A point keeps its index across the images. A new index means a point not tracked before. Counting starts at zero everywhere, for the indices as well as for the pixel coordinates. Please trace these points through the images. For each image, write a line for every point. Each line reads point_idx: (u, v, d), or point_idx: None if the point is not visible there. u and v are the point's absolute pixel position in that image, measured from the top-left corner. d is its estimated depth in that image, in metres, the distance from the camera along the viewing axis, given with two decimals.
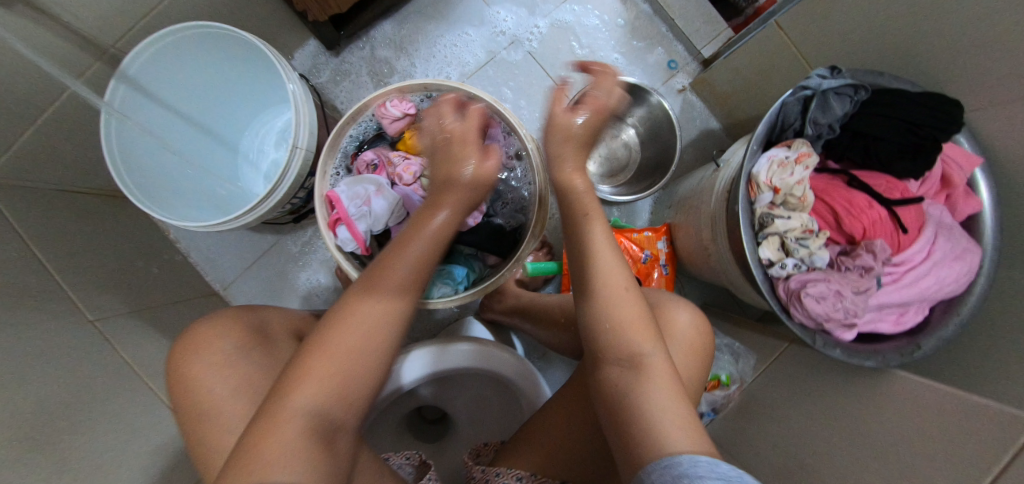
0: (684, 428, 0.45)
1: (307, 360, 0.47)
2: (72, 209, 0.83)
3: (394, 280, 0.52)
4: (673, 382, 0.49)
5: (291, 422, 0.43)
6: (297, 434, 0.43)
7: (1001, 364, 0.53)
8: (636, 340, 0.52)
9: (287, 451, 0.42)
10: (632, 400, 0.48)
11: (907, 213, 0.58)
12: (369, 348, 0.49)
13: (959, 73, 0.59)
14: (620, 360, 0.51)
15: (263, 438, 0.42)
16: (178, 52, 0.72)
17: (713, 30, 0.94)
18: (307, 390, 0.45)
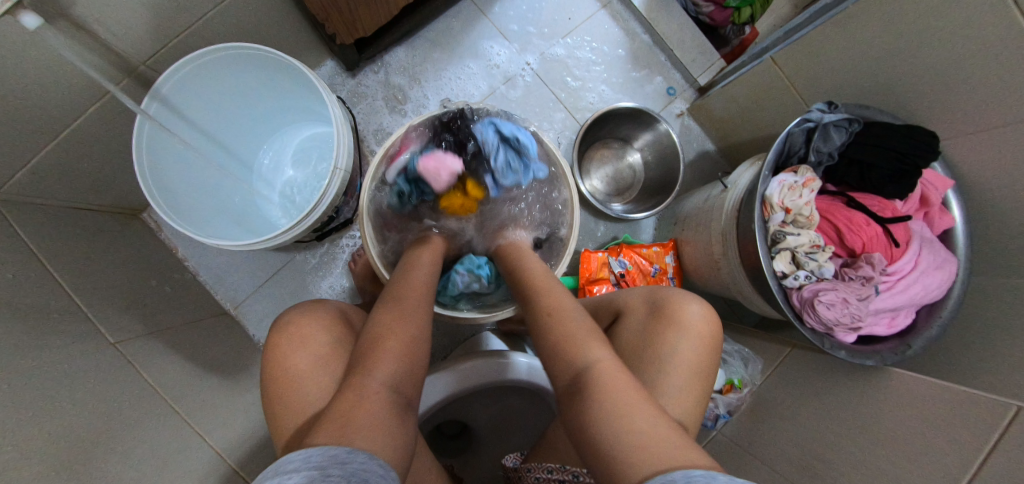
0: (643, 439, 0.40)
1: (369, 347, 0.49)
2: (82, 229, 0.81)
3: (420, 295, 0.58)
4: (624, 384, 0.45)
5: (374, 396, 0.44)
6: (379, 407, 0.43)
7: (985, 355, 0.62)
8: (576, 350, 0.50)
9: (371, 425, 0.42)
10: (578, 412, 0.45)
11: (897, 229, 0.67)
12: (417, 339, 0.52)
13: (934, 106, 0.70)
14: (568, 371, 0.49)
15: (347, 410, 0.42)
16: (211, 70, 0.72)
17: (708, 61, 1.05)
18: (380, 367, 0.47)
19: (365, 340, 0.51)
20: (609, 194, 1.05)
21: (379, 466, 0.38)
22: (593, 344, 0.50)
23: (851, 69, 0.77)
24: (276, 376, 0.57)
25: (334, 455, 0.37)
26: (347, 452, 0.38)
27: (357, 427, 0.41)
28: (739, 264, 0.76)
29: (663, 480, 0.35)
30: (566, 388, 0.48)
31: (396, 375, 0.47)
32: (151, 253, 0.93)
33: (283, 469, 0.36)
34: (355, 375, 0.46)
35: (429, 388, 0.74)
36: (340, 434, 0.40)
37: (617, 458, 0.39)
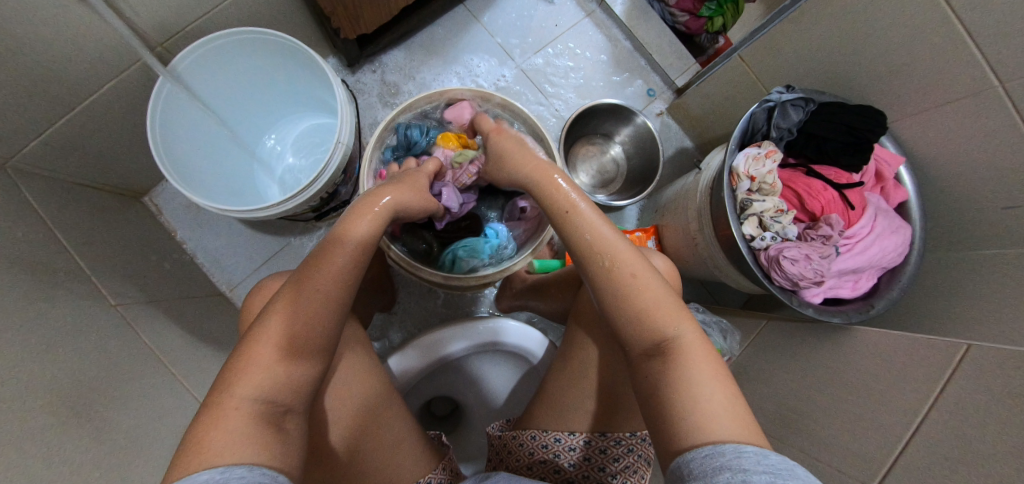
0: (719, 414, 0.45)
1: (250, 349, 0.47)
2: (88, 202, 0.84)
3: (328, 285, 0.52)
4: (704, 362, 0.49)
5: (233, 414, 0.43)
6: (243, 423, 0.42)
7: (938, 307, 0.68)
8: (662, 320, 0.51)
9: (237, 438, 0.41)
10: (662, 381, 0.49)
11: (852, 195, 0.74)
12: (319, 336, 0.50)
13: (881, 90, 0.78)
14: (649, 338, 0.51)
15: (210, 429, 0.41)
16: (224, 54, 0.78)
17: (684, 65, 1.14)
18: (247, 381, 0.45)
19: (240, 351, 0.47)
20: (594, 185, 1.12)
21: (263, 476, 0.40)
22: (679, 316, 0.52)
23: (809, 62, 0.85)
24: (256, 331, 0.61)
25: (214, 476, 0.38)
26: (220, 472, 0.38)
27: (223, 443, 0.40)
28: (713, 236, 0.82)
29: (711, 451, 0.42)
30: (646, 352, 0.51)
31: (267, 386, 0.45)
32: (150, 233, 0.96)
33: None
34: (220, 388, 0.44)
35: (410, 353, 0.80)
36: (206, 456, 0.39)
37: (687, 427, 0.45)
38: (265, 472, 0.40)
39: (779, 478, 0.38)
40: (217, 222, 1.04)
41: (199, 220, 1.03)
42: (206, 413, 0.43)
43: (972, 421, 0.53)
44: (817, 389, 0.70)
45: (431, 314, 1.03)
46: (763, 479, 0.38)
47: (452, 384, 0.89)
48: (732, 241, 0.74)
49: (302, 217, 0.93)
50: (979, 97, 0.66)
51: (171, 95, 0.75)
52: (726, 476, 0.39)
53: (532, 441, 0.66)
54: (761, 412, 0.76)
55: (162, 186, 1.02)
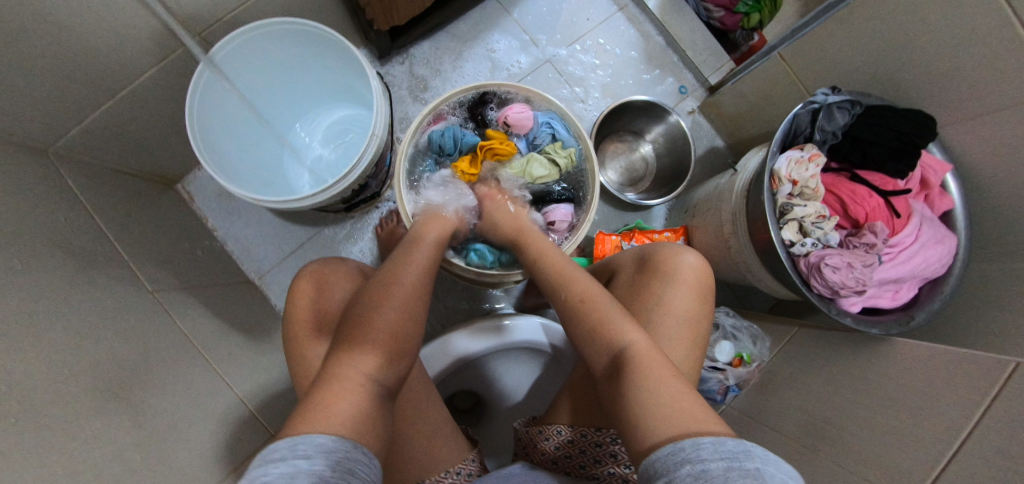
0: (675, 413, 0.44)
1: (344, 345, 0.51)
2: (126, 188, 0.86)
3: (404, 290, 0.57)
4: (658, 365, 0.49)
5: (354, 390, 0.47)
6: (358, 400, 0.47)
7: (985, 321, 0.66)
8: (612, 332, 0.53)
9: (347, 412, 0.45)
10: (615, 393, 0.49)
11: (898, 202, 0.71)
12: (402, 335, 0.54)
13: (930, 93, 0.75)
14: (602, 354, 0.53)
15: (326, 406, 0.45)
16: (261, 43, 0.78)
17: (718, 62, 1.12)
18: (367, 361, 0.50)
19: (338, 344, 0.51)
20: (623, 184, 1.10)
21: (362, 454, 0.44)
22: (628, 326, 0.53)
23: (854, 62, 0.83)
24: (297, 318, 0.62)
25: (327, 442, 0.42)
26: (333, 440, 0.42)
27: (334, 418, 0.44)
28: (748, 239, 0.80)
29: (672, 447, 0.41)
30: (603, 368, 0.53)
31: (376, 371, 0.50)
32: (183, 220, 0.97)
33: (291, 450, 0.40)
34: (330, 372, 0.49)
35: (442, 345, 0.80)
36: (319, 424, 0.43)
37: (640, 431, 0.45)
38: (365, 450, 0.44)
39: (736, 464, 0.37)
40: (248, 211, 1.05)
41: (230, 208, 1.05)
42: (315, 395, 0.46)
43: (1020, 442, 0.51)
44: (856, 401, 0.68)
45: (455, 308, 1.04)
46: (720, 467, 0.37)
47: (477, 379, 0.89)
48: (770, 246, 0.73)
49: (333, 208, 0.93)
50: None
51: (208, 84, 0.75)
52: (687, 469, 0.38)
53: (556, 434, 0.66)
54: (793, 420, 0.75)
55: (194, 174, 1.03)
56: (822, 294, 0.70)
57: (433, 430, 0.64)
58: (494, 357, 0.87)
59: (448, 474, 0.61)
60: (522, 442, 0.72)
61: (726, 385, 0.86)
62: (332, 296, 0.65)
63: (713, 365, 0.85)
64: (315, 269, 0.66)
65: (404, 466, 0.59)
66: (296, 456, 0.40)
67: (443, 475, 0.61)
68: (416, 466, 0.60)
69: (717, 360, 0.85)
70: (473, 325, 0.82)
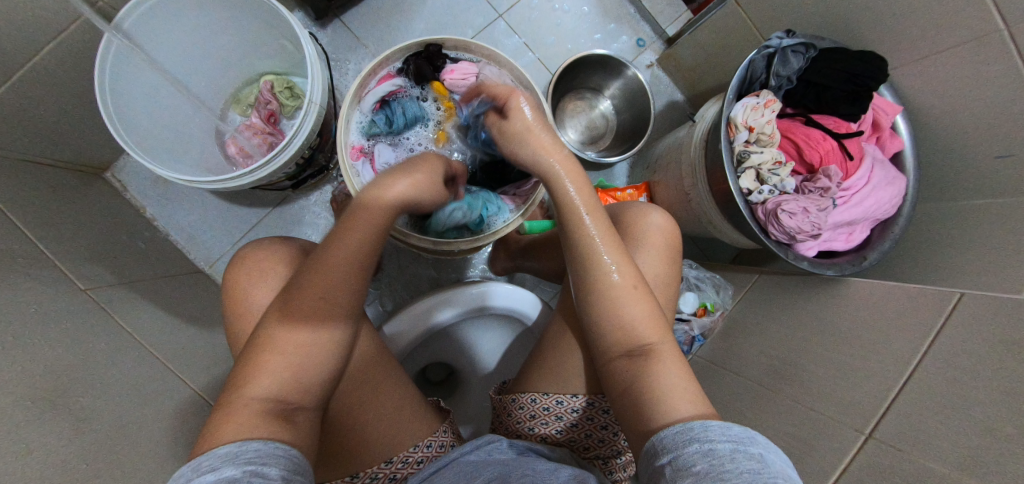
0: (688, 398, 0.47)
1: (268, 334, 0.49)
2: (44, 179, 0.78)
3: (318, 297, 0.50)
4: (674, 359, 0.50)
5: (243, 412, 0.44)
6: (256, 420, 0.44)
7: (936, 259, 0.69)
8: (641, 329, 0.51)
9: (244, 427, 0.43)
10: (635, 381, 0.49)
11: (852, 145, 0.72)
12: (327, 323, 0.51)
13: (880, 35, 0.75)
14: (625, 341, 0.52)
15: (224, 425, 0.43)
16: (174, 7, 0.71)
17: (675, 12, 1.07)
18: (269, 369, 0.47)
19: (263, 333, 0.49)
20: (584, 142, 1.08)
21: (277, 449, 0.42)
22: (655, 319, 0.52)
23: (807, 6, 0.82)
24: (239, 306, 0.59)
25: (234, 450, 0.40)
26: (240, 446, 0.41)
27: (232, 433, 0.43)
28: (707, 191, 0.80)
29: (682, 427, 0.42)
30: (623, 355, 0.51)
31: (271, 389, 0.47)
32: (116, 210, 0.90)
33: (193, 469, 0.39)
34: (233, 389, 0.46)
35: (408, 321, 0.78)
36: (219, 439, 0.42)
37: (654, 415, 0.47)
38: (280, 446, 0.43)
39: (741, 447, 0.38)
40: (189, 195, 0.98)
41: (168, 194, 0.98)
42: (213, 419, 0.44)
43: (963, 370, 0.53)
44: (813, 341, 0.71)
45: (422, 280, 1.01)
46: (727, 448, 0.38)
47: (446, 350, 0.88)
48: (729, 197, 0.73)
49: (279, 185, 0.88)
50: (983, 41, 0.64)
51: (120, 55, 0.69)
52: (693, 447, 0.39)
53: (530, 403, 0.65)
54: (754, 362, 0.77)
55: (125, 160, 0.95)
56: (779, 241, 0.71)
57: (398, 408, 0.62)
58: (463, 328, 0.87)
59: (415, 449, 0.62)
60: (496, 410, 0.72)
61: (692, 336, 0.89)
62: (270, 280, 0.59)
63: (679, 318, 0.87)
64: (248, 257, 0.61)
65: (363, 445, 0.59)
66: (199, 473, 0.38)
67: (410, 451, 0.61)
68: (379, 445, 0.59)
69: (681, 312, 0.87)
70: (435, 297, 0.79)
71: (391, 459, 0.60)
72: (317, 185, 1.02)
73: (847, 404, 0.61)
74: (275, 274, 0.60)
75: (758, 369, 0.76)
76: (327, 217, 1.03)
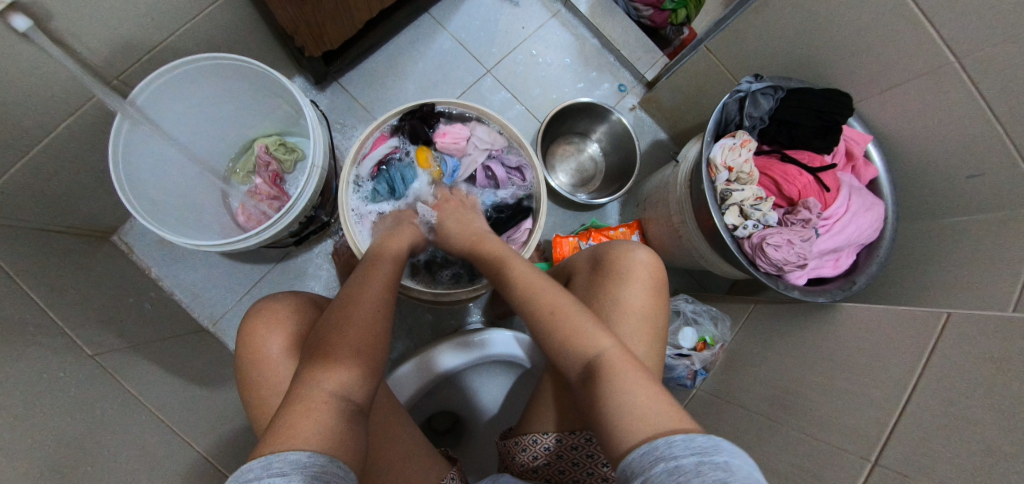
0: (646, 415, 0.44)
1: (314, 358, 0.50)
2: (54, 247, 0.80)
3: (366, 315, 0.54)
4: (631, 370, 0.49)
5: (321, 408, 0.46)
6: (328, 418, 0.45)
7: (922, 281, 0.71)
8: (582, 343, 0.53)
9: (317, 428, 0.44)
10: (592, 398, 0.49)
11: (827, 177, 0.75)
12: (378, 340, 0.54)
13: (843, 73, 0.81)
14: (575, 363, 0.52)
15: (300, 420, 0.44)
16: (184, 83, 0.75)
17: (652, 58, 1.15)
18: (331, 378, 0.48)
19: (315, 351, 0.51)
20: (574, 185, 1.12)
21: (338, 468, 0.42)
22: (599, 333, 0.53)
23: (773, 50, 0.88)
24: (255, 356, 0.60)
25: (303, 457, 0.41)
26: (309, 456, 0.41)
27: (309, 431, 0.43)
28: (695, 226, 0.83)
29: (646, 447, 0.41)
30: (579, 377, 0.52)
31: (342, 387, 0.48)
32: (122, 273, 0.92)
33: (264, 467, 0.39)
34: (304, 388, 0.47)
35: (412, 373, 0.78)
36: (295, 440, 0.42)
37: (620, 432, 0.44)
38: (341, 464, 0.43)
39: (706, 457, 0.37)
40: (194, 254, 1.01)
41: (172, 254, 1.00)
42: (279, 423, 0.44)
43: (959, 389, 0.54)
44: (813, 369, 0.71)
45: (424, 326, 1.03)
46: (692, 461, 0.37)
47: (451, 398, 0.88)
48: (716, 232, 0.75)
49: (283, 242, 0.91)
50: (939, 74, 0.68)
51: (132, 129, 0.72)
52: (660, 468, 0.38)
53: (532, 445, 0.65)
54: (758, 393, 0.77)
55: (131, 224, 0.99)
56: (769, 272, 0.73)
57: (408, 453, 0.62)
58: (467, 375, 0.87)
59: None
60: (501, 456, 0.72)
61: (694, 369, 0.89)
62: (288, 321, 0.62)
63: (679, 352, 0.88)
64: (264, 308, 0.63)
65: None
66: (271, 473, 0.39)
67: None
68: None
69: (681, 347, 0.89)
70: (439, 347, 0.80)
71: None
72: (318, 239, 1.05)
73: (851, 431, 0.61)
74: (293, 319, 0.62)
75: (761, 399, 0.76)
76: (329, 269, 1.05)
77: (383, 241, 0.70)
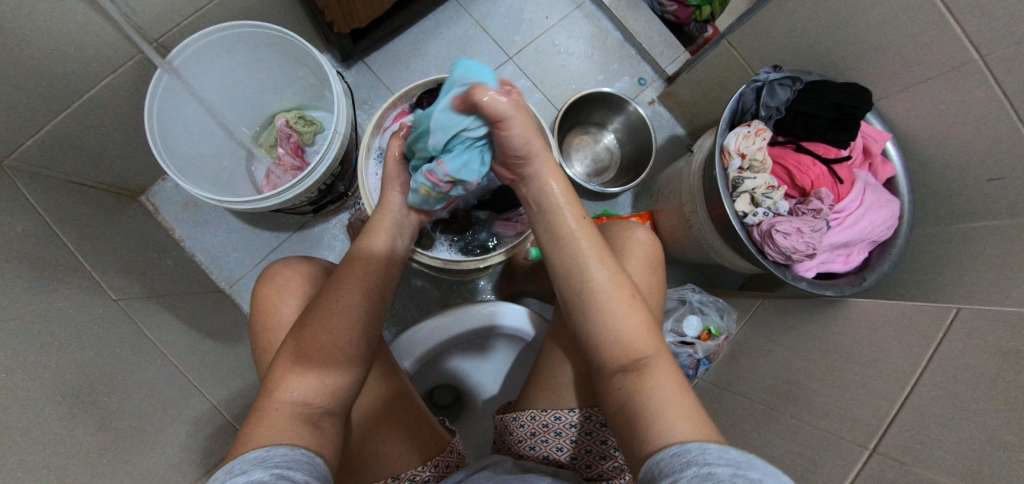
0: (685, 419, 0.46)
1: (284, 362, 0.51)
2: (86, 200, 0.84)
3: (341, 314, 0.54)
4: (672, 372, 0.51)
5: (277, 415, 0.48)
6: (285, 424, 0.48)
7: (933, 279, 0.70)
8: (635, 340, 0.52)
9: (274, 432, 0.46)
10: (633, 393, 0.49)
11: (841, 169, 0.75)
12: (351, 337, 0.54)
13: (863, 69, 0.80)
14: (620, 354, 0.52)
15: (256, 429, 0.47)
16: (218, 48, 0.79)
17: (674, 53, 1.15)
18: (293, 385, 0.50)
19: (284, 352, 0.52)
20: (589, 174, 1.13)
21: (303, 455, 0.45)
22: (650, 333, 0.53)
23: (794, 46, 0.88)
24: (265, 320, 0.62)
25: (262, 454, 0.43)
26: (266, 453, 0.44)
27: (264, 437, 0.46)
28: (706, 215, 0.83)
29: (678, 449, 0.42)
30: (620, 366, 0.51)
31: (303, 392, 0.50)
32: (148, 232, 0.96)
33: (228, 471, 0.41)
34: (266, 395, 0.50)
35: (411, 341, 0.80)
36: (250, 444, 0.45)
37: (654, 435, 0.46)
38: (303, 452, 0.45)
39: (739, 470, 0.37)
40: (216, 219, 1.05)
41: (196, 217, 1.04)
42: (246, 426, 0.48)
43: (963, 381, 0.54)
44: (816, 361, 0.71)
45: (432, 302, 1.04)
46: (726, 471, 0.37)
47: (452, 371, 0.90)
48: (725, 219, 0.76)
49: (300, 210, 0.94)
50: (962, 71, 0.68)
51: (168, 88, 0.76)
52: (689, 470, 0.39)
53: (528, 420, 0.66)
54: (760, 385, 0.77)
55: (159, 186, 1.03)
56: (776, 261, 0.73)
57: (407, 421, 0.64)
58: (467, 347, 0.89)
59: (425, 467, 0.62)
60: (498, 430, 0.73)
61: (696, 359, 0.89)
62: (291, 292, 0.63)
63: (683, 340, 0.88)
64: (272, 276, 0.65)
65: (378, 455, 0.61)
66: (233, 473, 0.41)
67: (418, 468, 0.62)
68: (393, 452, 0.61)
69: (685, 335, 0.89)
70: (439, 317, 0.82)
71: (399, 475, 0.60)
72: (335, 211, 1.08)
73: (850, 420, 0.61)
74: (298, 289, 0.64)
75: (763, 390, 0.76)
76: (344, 241, 1.08)
77: (387, 180, 0.70)
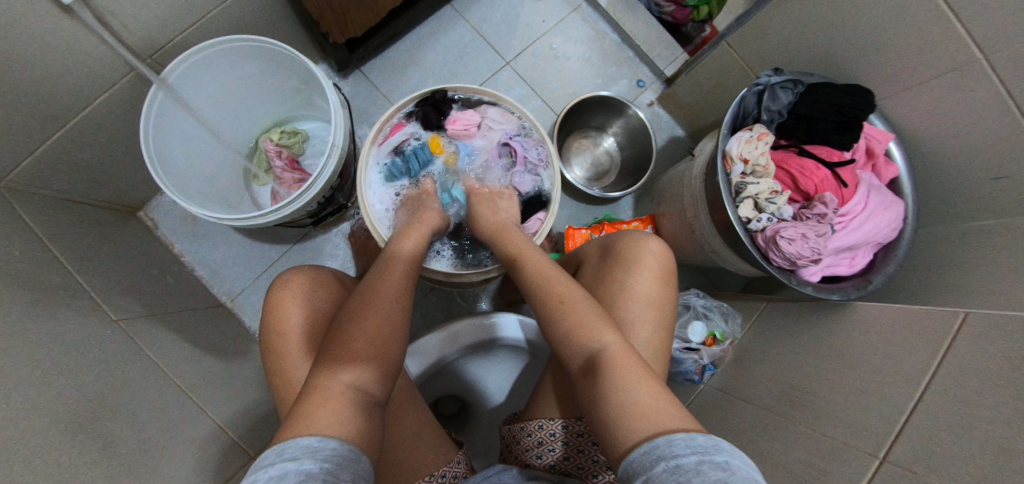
0: (646, 413, 0.45)
1: (327, 355, 0.51)
2: (84, 218, 0.84)
3: (378, 311, 0.55)
4: (635, 367, 0.49)
5: (339, 399, 0.47)
6: (342, 406, 0.46)
7: (939, 282, 0.69)
8: (587, 338, 0.53)
9: (334, 418, 0.45)
10: (594, 395, 0.49)
11: (845, 173, 0.75)
12: (388, 334, 0.54)
13: (865, 70, 0.79)
14: (578, 357, 0.53)
15: (316, 413, 0.45)
16: (213, 62, 0.78)
17: (672, 54, 1.15)
18: (348, 370, 0.49)
19: (328, 344, 0.52)
20: (589, 179, 1.12)
21: (350, 451, 0.43)
22: (605, 330, 0.53)
23: (795, 46, 0.87)
24: (277, 328, 0.61)
25: (315, 443, 0.42)
26: (321, 440, 0.42)
27: (326, 421, 0.45)
28: (709, 220, 0.82)
29: (648, 446, 0.41)
30: (581, 370, 0.52)
31: (361, 379, 0.50)
32: (148, 248, 0.96)
33: (280, 452, 0.41)
34: (315, 384, 0.49)
35: (426, 349, 0.80)
36: (307, 429, 0.44)
37: (618, 431, 0.45)
38: (353, 448, 0.44)
39: (707, 457, 0.38)
40: (216, 232, 1.04)
41: (196, 231, 1.04)
42: (297, 413, 0.46)
43: (973, 388, 0.53)
44: (824, 366, 0.70)
45: (435, 311, 1.04)
46: (693, 461, 0.38)
47: (460, 380, 0.89)
48: (729, 225, 0.75)
49: (300, 222, 0.93)
50: (965, 70, 0.67)
51: (163, 104, 0.75)
52: (661, 467, 0.39)
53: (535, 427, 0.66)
54: (767, 390, 0.76)
55: (158, 201, 1.02)
56: (781, 267, 0.73)
57: (417, 434, 0.63)
58: (478, 357, 0.88)
59: (435, 476, 0.61)
60: (505, 439, 0.72)
61: (702, 365, 0.89)
62: (307, 300, 0.63)
63: (687, 346, 0.88)
64: (286, 283, 0.64)
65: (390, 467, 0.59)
66: (285, 456, 0.40)
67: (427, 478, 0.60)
68: (404, 465, 0.59)
69: (690, 341, 0.89)
70: (456, 324, 0.82)
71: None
72: (336, 222, 1.07)
73: (860, 427, 0.60)
74: (310, 297, 0.63)
75: (770, 396, 0.75)
76: (345, 252, 1.07)
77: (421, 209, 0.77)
